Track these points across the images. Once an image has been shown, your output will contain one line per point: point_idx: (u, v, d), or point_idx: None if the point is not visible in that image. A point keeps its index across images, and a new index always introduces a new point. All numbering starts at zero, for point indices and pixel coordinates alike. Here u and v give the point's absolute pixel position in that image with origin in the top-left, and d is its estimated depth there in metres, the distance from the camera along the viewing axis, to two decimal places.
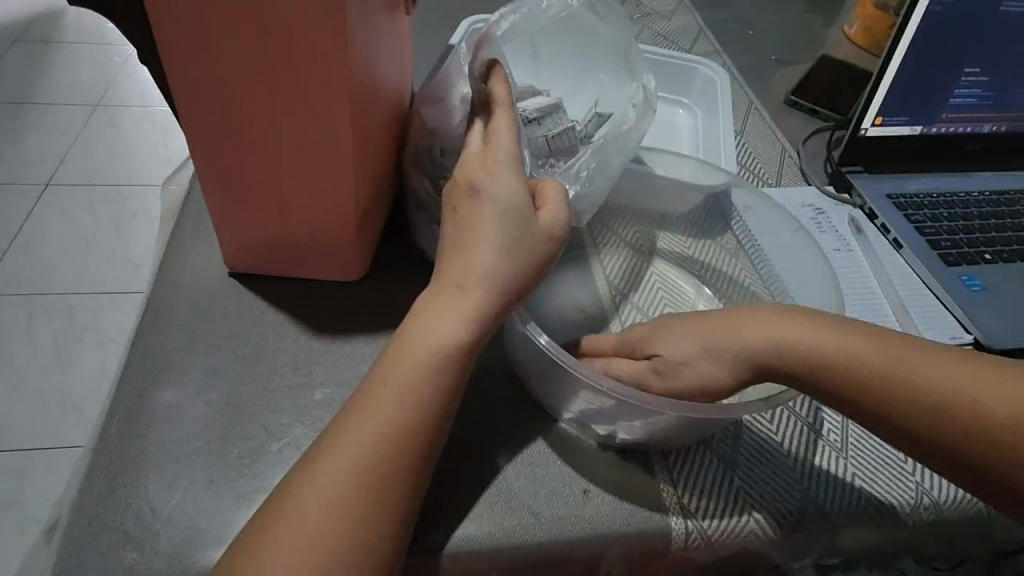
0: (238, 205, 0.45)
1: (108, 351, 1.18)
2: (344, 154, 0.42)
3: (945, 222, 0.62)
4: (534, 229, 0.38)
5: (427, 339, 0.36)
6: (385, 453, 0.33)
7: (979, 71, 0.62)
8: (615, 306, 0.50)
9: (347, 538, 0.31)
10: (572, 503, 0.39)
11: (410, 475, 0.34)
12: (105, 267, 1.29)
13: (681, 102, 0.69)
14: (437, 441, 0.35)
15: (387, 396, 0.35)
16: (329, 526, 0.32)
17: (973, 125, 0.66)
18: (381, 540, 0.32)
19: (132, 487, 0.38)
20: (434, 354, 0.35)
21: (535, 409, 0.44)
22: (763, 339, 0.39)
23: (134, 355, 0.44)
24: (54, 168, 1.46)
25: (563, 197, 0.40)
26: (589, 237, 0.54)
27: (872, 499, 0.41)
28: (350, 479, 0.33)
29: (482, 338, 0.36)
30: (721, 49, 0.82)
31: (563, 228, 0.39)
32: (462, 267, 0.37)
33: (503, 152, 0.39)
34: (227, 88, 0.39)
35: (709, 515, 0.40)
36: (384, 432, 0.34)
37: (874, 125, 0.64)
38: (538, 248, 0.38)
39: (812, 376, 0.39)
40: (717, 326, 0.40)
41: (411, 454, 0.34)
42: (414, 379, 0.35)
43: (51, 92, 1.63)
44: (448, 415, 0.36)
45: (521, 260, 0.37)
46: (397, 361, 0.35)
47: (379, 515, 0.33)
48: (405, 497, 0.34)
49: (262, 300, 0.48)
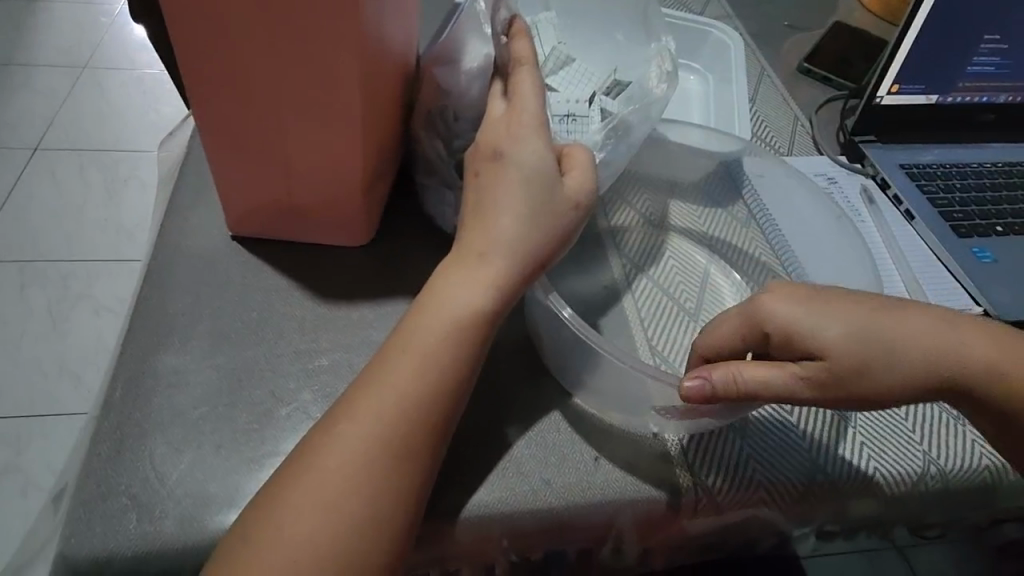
0: (244, 168, 0.43)
1: (105, 319, 1.17)
2: (352, 114, 0.40)
3: (957, 194, 0.60)
4: (561, 194, 0.37)
5: (449, 306, 0.35)
6: (405, 422, 0.33)
7: (999, 38, 0.61)
8: (630, 280, 0.49)
9: (362, 507, 0.31)
10: (584, 470, 0.39)
11: (430, 442, 0.34)
12: (99, 235, 1.27)
13: (693, 67, 0.66)
14: (456, 409, 0.35)
15: (405, 362, 0.34)
16: (347, 493, 0.31)
17: (989, 95, 0.64)
18: (397, 508, 0.32)
19: (140, 452, 0.38)
20: (457, 321, 0.35)
21: (552, 381, 0.43)
22: (885, 318, 0.37)
23: (137, 320, 0.43)
24: (43, 131, 1.42)
25: (590, 161, 0.39)
26: (600, 213, 0.53)
27: (881, 470, 0.42)
28: (368, 445, 0.32)
29: (502, 306, 0.36)
30: (733, 14, 0.80)
31: (589, 194, 0.38)
32: (485, 232, 0.36)
33: (529, 114, 0.38)
34: (225, 43, 0.37)
35: (718, 483, 0.40)
36: (406, 400, 0.33)
37: (890, 92, 0.62)
38: (562, 214, 0.37)
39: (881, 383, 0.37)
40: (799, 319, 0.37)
41: (429, 422, 0.34)
42: (434, 348, 0.34)
43: (35, 52, 1.57)
44: (467, 382, 0.35)
45: (540, 229, 0.36)
46: (418, 328, 0.35)
47: (400, 484, 0.32)
48: (425, 467, 0.34)
49: (266, 265, 0.47)
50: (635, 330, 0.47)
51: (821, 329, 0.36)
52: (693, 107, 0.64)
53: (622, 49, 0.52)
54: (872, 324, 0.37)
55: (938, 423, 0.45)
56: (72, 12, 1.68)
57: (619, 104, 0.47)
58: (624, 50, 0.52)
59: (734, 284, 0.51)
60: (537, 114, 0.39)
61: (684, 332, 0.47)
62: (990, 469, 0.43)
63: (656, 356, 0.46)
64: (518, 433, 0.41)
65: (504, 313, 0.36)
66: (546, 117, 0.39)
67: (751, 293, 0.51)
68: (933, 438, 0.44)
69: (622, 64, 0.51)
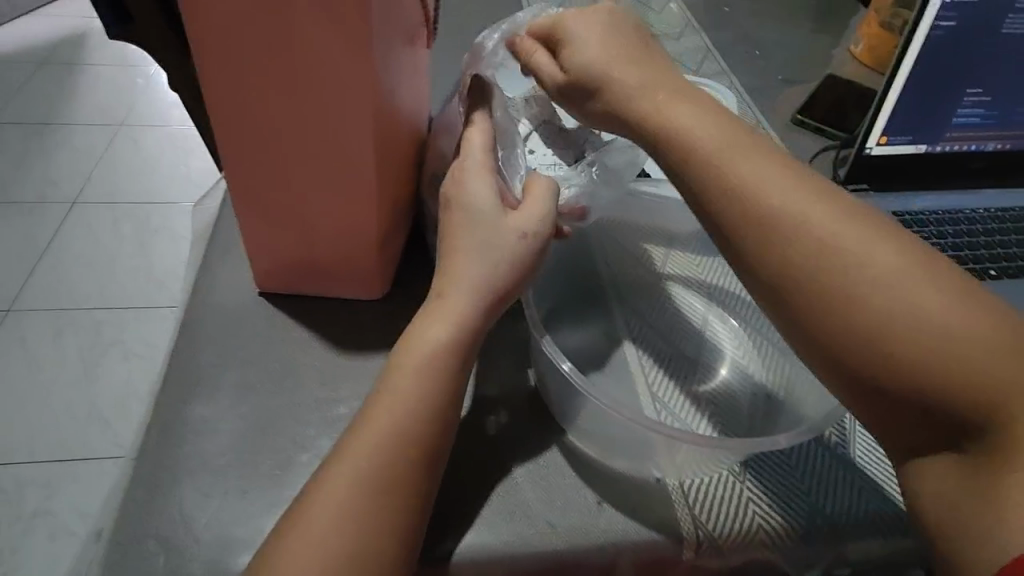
0: (241, 204, 0.46)
1: (133, 363, 1.22)
2: (339, 149, 0.43)
3: (950, 240, 0.63)
4: (509, 227, 0.40)
5: (423, 343, 0.38)
6: (394, 460, 0.35)
7: (982, 91, 0.63)
8: (631, 329, 0.52)
9: (358, 541, 0.34)
10: (586, 512, 0.41)
11: (418, 470, 0.36)
12: (130, 282, 1.33)
13: None
14: (443, 444, 0.38)
15: (390, 399, 0.37)
16: (341, 529, 0.34)
17: (977, 144, 0.67)
18: (390, 542, 0.34)
19: (171, 497, 0.40)
20: (431, 356, 0.37)
21: (554, 427, 0.45)
22: (769, 175, 0.35)
23: (171, 372, 0.47)
24: (80, 186, 1.51)
25: (550, 189, 0.42)
26: (602, 266, 0.56)
27: (879, 512, 0.42)
28: (362, 482, 0.35)
29: (474, 336, 0.39)
30: (728, 70, 0.85)
31: (542, 224, 0.41)
32: (451, 267, 0.39)
33: (475, 159, 0.41)
34: (225, 88, 0.40)
35: (718, 527, 0.41)
36: (392, 432, 0.36)
37: (879, 144, 0.65)
38: (512, 242, 0.39)
39: (717, 197, 0.36)
40: (664, 106, 0.38)
41: (418, 456, 0.36)
42: (416, 386, 0.37)
43: (75, 113, 1.68)
44: (450, 412, 0.38)
45: (499, 260, 0.39)
46: (400, 367, 0.38)
47: (393, 511, 0.35)
48: (416, 501, 0.36)
49: (289, 318, 0.51)
50: (634, 371, 0.49)
51: (679, 118, 0.38)
52: None
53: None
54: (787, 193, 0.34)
55: None
56: (111, 74, 1.80)
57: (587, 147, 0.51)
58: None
59: (731, 330, 0.53)
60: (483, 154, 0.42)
61: (681, 377, 0.50)
62: None
63: (656, 402, 0.47)
64: (523, 479, 0.42)
65: (475, 343, 0.39)
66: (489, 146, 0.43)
67: (746, 337, 0.53)
68: None
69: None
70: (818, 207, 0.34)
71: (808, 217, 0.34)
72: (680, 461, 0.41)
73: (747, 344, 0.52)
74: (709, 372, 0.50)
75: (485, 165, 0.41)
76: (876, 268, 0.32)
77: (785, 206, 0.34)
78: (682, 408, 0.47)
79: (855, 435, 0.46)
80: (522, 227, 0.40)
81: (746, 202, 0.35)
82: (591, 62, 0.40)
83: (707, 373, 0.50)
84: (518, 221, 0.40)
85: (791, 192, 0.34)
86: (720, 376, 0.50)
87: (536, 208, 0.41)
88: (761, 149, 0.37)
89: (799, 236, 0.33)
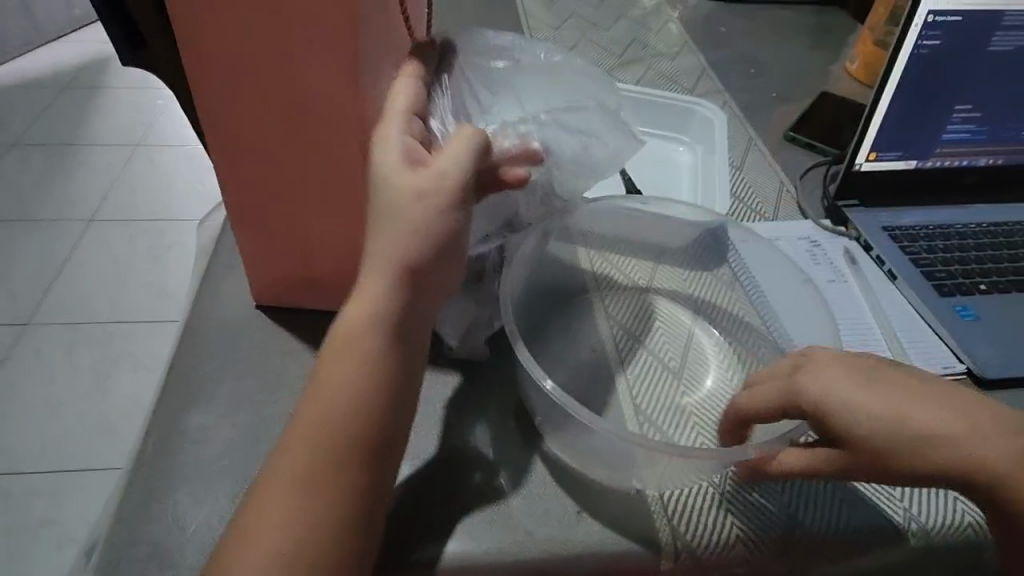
0: (236, 218, 0.48)
1: (143, 376, 1.25)
2: (326, 163, 0.44)
3: (940, 254, 0.63)
4: (411, 185, 0.37)
5: (352, 326, 0.38)
6: (329, 442, 0.36)
7: (971, 108, 0.64)
8: (619, 345, 0.53)
9: (299, 526, 0.35)
10: (565, 522, 0.42)
11: (357, 455, 0.36)
12: (143, 297, 1.37)
13: (682, 139, 0.72)
14: (378, 426, 0.37)
15: (327, 384, 0.38)
16: (284, 514, 0.35)
17: (968, 159, 0.67)
18: (329, 528, 0.35)
19: (165, 502, 0.42)
20: (360, 338, 0.38)
21: (540, 441, 0.46)
22: (933, 424, 0.38)
23: (171, 382, 0.49)
24: (99, 204, 1.56)
25: (465, 136, 0.38)
26: (591, 284, 0.57)
27: (859, 525, 0.43)
28: (300, 468, 0.36)
29: (406, 313, 0.39)
30: (724, 87, 0.86)
31: (455, 175, 0.37)
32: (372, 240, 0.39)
33: (389, 121, 0.40)
34: (222, 113, 0.42)
35: (695, 536, 0.42)
36: (326, 414, 0.37)
37: (868, 159, 0.65)
38: (412, 203, 0.37)
39: (890, 445, 0.38)
40: (858, 371, 0.39)
41: (353, 437, 0.36)
42: (348, 367, 0.38)
43: (97, 134, 1.74)
44: (391, 390, 0.38)
45: (403, 225, 0.37)
46: (335, 351, 0.38)
47: (343, 493, 0.36)
48: (353, 485, 0.36)
49: (286, 331, 0.52)
50: (620, 387, 0.50)
51: (861, 410, 0.38)
52: (682, 176, 0.69)
53: (604, 126, 0.47)
54: (964, 452, 0.38)
55: None
56: (132, 97, 1.86)
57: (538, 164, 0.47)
58: (600, 121, 0.47)
59: (717, 344, 0.54)
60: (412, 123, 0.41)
61: (668, 390, 0.50)
62: (974, 526, 0.43)
63: (642, 417, 0.48)
64: (507, 490, 0.43)
65: (410, 321, 0.39)
66: (415, 111, 0.41)
67: (730, 347, 0.54)
68: (914, 495, 0.45)
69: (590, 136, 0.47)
70: (989, 442, 0.38)
71: (958, 455, 0.38)
72: (658, 473, 0.42)
73: (732, 356, 0.53)
74: (694, 382, 0.51)
75: (393, 130, 0.39)
76: (996, 454, 0.38)
77: (964, 454, 0.38)
78: (670, 424, 0.48)
79: None
80: (427, 181, 0.37)
81: (914, 444, 0.38)
82: (859, 418, 0.38)
83: (694, 383, 0.51)
84: (425, 178, 0.37)
85: (962, 451, 0.38)
86: (706, 387, 0.51)
87: (446, 160, 0.38)
88: (920, 398, 0.39)
89: (926, 455, 0.38)
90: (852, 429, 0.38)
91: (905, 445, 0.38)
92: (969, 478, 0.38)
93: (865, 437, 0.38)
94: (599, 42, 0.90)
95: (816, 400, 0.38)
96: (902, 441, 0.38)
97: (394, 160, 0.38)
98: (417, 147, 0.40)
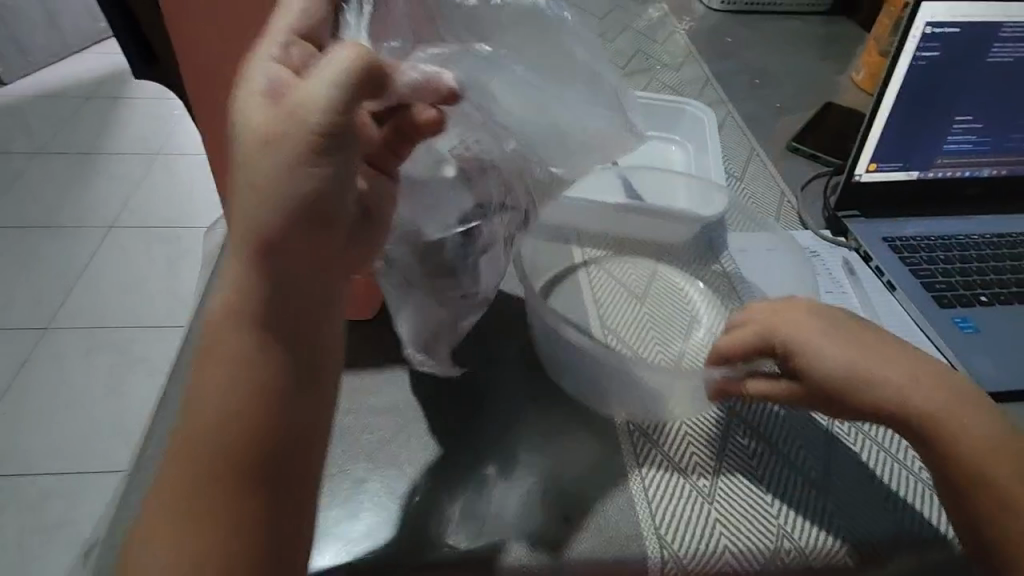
0: None
1: (156, 380, 1.27)
2: None
3: (940, 266, 0.62)
4: (268, 127, 0.30)
5: (220, 308, 0.33)
6: (205, 446, 0.32)
7: (971, 119, 0.64)
8: (611, 299, 0.55)
9: (181, 538, 0.31)
10: (554, 528, 0.41)
11: (232, 458, 0.32)
12: (158, 302, 1.40)
13: (673, 139, 0.73)
14: (255, 424, 0.32)
15: (203, 379, 0.33)
16: (166, 526, 0.32)
17: (970, 170, 0.67)
18: (212, 539, 0.31)
19: None
20: (228, 324, 0.33)
21: (535, 448, 0.46)
22: (898, 373, 0.42)
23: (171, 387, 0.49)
24: (118, 211, 1.60)
25: (338, 59, 0.30)
26: (575, 247, 0.58)
27: (850, 539, 0.42)
28: (180, 474, 0.32)
29: (281, 292, 0.33)
30: (727, 98, 0.86)
31: (313, 107, 0.29)
32: (236, 207, 0.32)
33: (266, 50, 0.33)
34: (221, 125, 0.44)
35: (686, 547, 0.41)
36: (200, 413, 0.33)
37: (868, 170, 0.65)
38: (260, 154, 0.30)
39: (856, 386, 0.42)
40: (812, 314, 0.44)
41: (228, 439, 0.32)
42: (223, 358, 0.33)
43: (117, 143, 1.79)
44: (275, 385, 0.33)
45: (258, 184, 0.30)
46: (210, 340, 0.33)
47: (221, 499, 0.32)
48: (233, 492, 0.32)
49: None
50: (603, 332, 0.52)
51: (820, 346, 0.42)
52: None
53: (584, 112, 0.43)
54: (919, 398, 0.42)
55: (911, 492, 0.46)
56: (152, 108, 1.91)
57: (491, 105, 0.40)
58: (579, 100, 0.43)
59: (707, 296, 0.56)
60: (278, 48, 0.33)
61: (659, 335, 0.53)
62: None
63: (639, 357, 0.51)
64: (498, 497, 0.43)
65: (290, 301, 0.33)
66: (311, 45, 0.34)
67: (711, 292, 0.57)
68: (906, 508, 0.45)
69: (560, 119, 0.42)
70: (941, 397, 0.42)
71: (916, 403, 0.42)
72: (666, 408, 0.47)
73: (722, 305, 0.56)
74: (687, 330, 0.54)
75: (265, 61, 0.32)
76: (953, 412, 0.42)
77: (922, 403, 0.42)
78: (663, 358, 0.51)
79: (829, 464, 0.47)
80: (282, 120, 0.30)
81: (871, 383, 0.42)
82: (824, 359, 0.42)
83: (684, 330, 0.54)
84: (280, 119, 0.30)
85: (921, 396, 0.42)
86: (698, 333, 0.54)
87: (306, 91, 0.30)
88: (882, 345, 0.44)
89: (893, 402, 0.42)
90: (817, 366, 0.42)
91: (863, 379, 0.42)
92: (928, 432, 0.41)
93: (826, 375, 0.42)
94: (603, 54, 0.90)
95: (783, 339, 0.43)
96: (866, 379, 0.42)
97: (257, 98, 0.31)
98: (288, 78, 0.31)
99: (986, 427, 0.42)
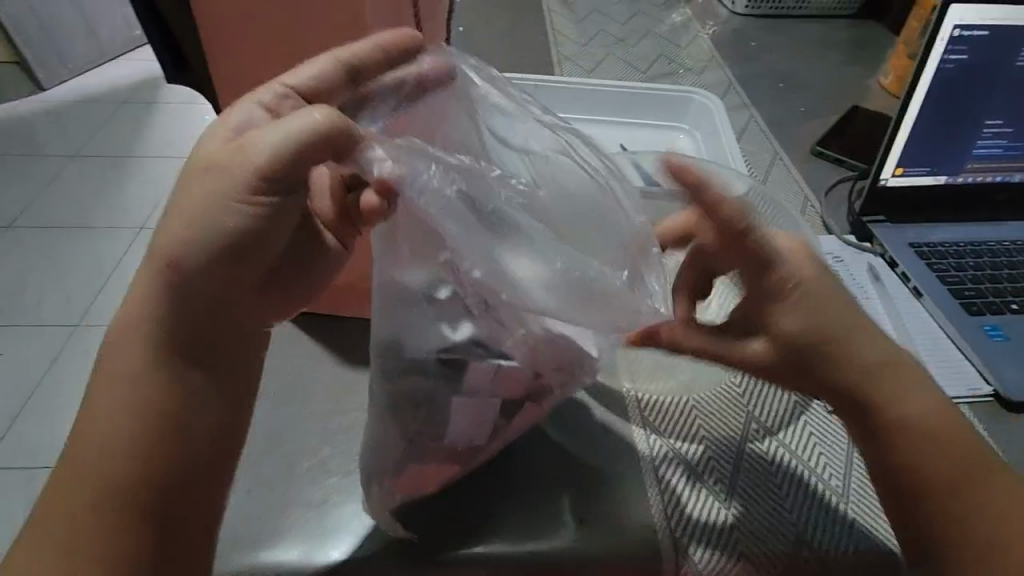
0: None
1: None
2: None
3: (969, 272, 0.61)
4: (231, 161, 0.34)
5: (136, 305, 0.35)
6: (111, 429, 0.34)
7: (1001, 123, 0.63)
8: None
9: (78, 510, 0.33)
10: (570, 531, 0.41)
11: (132, 443, 0.34)
12: None
13: (682, 129, 0.75)
14: (157, 415, 0.35)
15: (115, 366, 0.35)
16: (64, 498, 0.33)
17: (1001, 176, 0.65)
18: (104, 515, 0.33)
19: None
20: (141, 317, 0.35)
21: (554, 451, 0.46)
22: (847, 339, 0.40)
23: None
24: (149, 213, 1.64)
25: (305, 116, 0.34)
26: None
27: (870, 550, 0.42)
28: (83, 451, 0.34)
29: (192, 300, 0.35)
30: (750, 102, 0.86)
31: (268, 148, 0.34)
32: (157, 232, 0.36)
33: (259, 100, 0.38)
34: None
35: (703, 552, 0.41)
36: (109, 400, 0.35)
37: (895, 175, 0.64)
38: (205, 180, 0.34)
39: (816, 347, 0.41)
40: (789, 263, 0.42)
41: (131, 426, 0.34)
42: (134, 347, 0.35)
43: (148, 147, 1.84)
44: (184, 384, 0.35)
45: (198, 209, 0.34)
46: (123, 333, 0.36)
47: (115, 479, 0.33)
48: (121, 474, 0.33)
49: (306, 333, 0.54)
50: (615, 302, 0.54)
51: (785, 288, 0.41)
52: None
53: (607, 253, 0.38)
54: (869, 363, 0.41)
55: None
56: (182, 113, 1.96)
57: (465, 234, 0.34)
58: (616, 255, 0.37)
59: None
60: (271, 97, 0.38)
61: None
62: None
63: None
64: (519, 497, 0.43)
65: (194, 312, 0.35)
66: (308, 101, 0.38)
67: None
68: None
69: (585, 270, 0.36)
70: (886, 373, 0.41)
71: (862, 373, 0.40)
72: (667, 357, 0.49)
73: None
74: None
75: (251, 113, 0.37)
76: (905, 392, 0.41)
77: (869, 372, 0.40)
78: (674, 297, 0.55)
79: (851, 474, 0.46)
80: (243, 157, 0.34)
81: (818, 341, 0.40)
82: (794, 312, 0.41)
83: None
84: (232, 160, 0.34)
85: (875, 361, 0.41)
86: None
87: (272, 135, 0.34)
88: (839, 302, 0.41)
89: (840, 365, 0.40)
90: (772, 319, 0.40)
91: (809, 339, 0.40)
92: (871, 407, 0.40)
93: (790, 326, 0.41)
94: (625, 58, 0.90)
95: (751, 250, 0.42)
96: (824, 333, 0.40)
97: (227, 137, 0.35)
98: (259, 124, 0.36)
99: (940, 414, 0.40)
